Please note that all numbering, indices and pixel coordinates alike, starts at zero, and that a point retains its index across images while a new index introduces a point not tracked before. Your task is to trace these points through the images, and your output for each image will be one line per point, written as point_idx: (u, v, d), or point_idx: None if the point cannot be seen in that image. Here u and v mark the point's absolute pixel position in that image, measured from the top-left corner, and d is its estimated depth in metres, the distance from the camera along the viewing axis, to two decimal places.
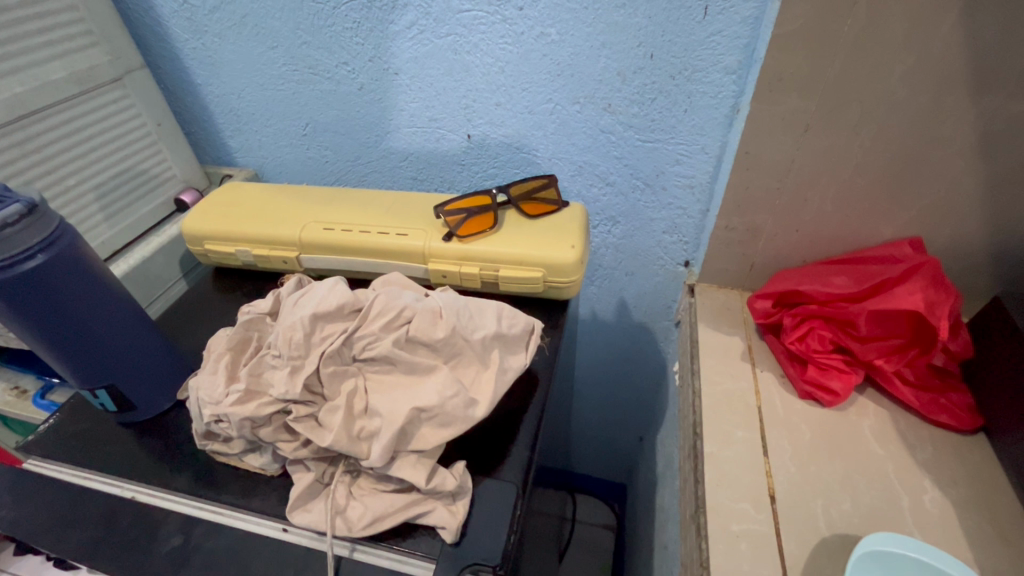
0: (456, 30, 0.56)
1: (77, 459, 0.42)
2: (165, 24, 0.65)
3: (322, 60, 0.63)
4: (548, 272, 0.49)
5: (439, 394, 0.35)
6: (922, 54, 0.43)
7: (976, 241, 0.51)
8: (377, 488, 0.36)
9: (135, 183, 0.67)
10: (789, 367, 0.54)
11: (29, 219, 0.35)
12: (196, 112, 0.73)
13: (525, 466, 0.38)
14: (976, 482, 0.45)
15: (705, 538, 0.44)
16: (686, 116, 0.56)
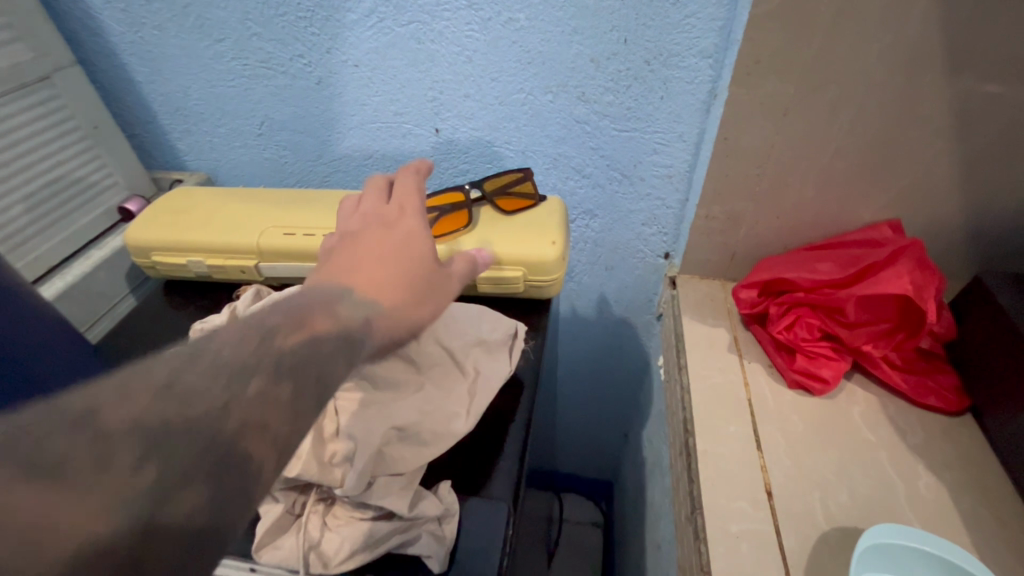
0: (418, 17, 0.53)
1: None
2: (98, 17, 0.60)
3: (274, 52, 0.58)
4: (528, 270, 0.47)
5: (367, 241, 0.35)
6: (900, 31, 0.42)
7: (954, 221, 0.51)
8: (353, 516, 0.32)
9: (73, 191, 0.62)
10: (777, 356, 0.53)
11: None
12: (138, 112, 0.67)
13: (515, 481, 0.36)
14: (968, 464, 0.45)
15: (705, 541, 0.42)
16: (663, 103, 0.54)
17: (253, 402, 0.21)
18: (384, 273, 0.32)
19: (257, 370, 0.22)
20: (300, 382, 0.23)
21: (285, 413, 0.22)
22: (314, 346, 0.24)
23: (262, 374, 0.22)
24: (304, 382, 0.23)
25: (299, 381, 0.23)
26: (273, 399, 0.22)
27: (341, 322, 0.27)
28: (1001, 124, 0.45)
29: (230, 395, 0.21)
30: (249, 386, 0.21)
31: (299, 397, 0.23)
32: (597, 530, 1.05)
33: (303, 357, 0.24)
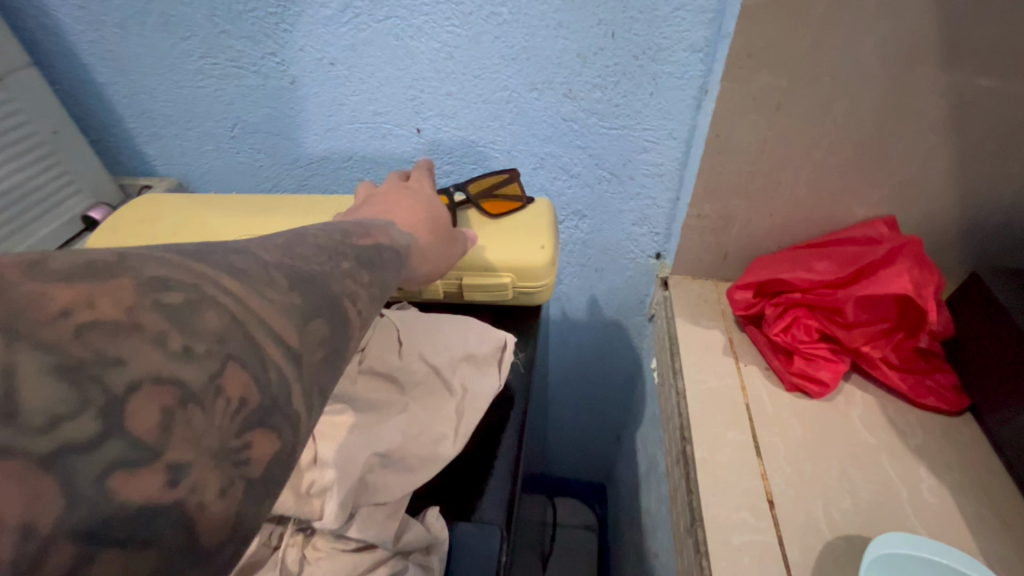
0: (396, 12, 0.50)
1: None
2: (54, 15, 0.56)
3: (245, 51, 0.56)
4: (517, 277, 0.44)
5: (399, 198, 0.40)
6: (894, 22, 0.41)
7: (948, 216, 0.51)
8: (334, 548, 0.30)
9: (35, 200, 0.59)
10: (773, 359, 0.51)
11: None
12: (102, 115, 0.64)
13: (508, 503, 0.34)
14: (970, 466, 0.44)
15: (706, 554, 0.40)
16: (652, 99, 0.52)
17: (354, 272, 0.25)
18: (416, 221, 0.37)
19: (350, 252, 0.26)
20: (380, 267, 0.27)
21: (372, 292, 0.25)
22: (383, 247, 0.29)
23: (354, 254, 0.26)
24: (382, 269, 0.27)
25: (377, 264, 0.27)
26: (366, 273, 0.25)
27: (397, 242, 0.31)
28: (995, 117, 0.44)
29: (336, 261, 0.24)
30: (346, 259, 0.25)
31: (380, 278, 0.27)
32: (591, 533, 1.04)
33: (377, 251, 0.28)
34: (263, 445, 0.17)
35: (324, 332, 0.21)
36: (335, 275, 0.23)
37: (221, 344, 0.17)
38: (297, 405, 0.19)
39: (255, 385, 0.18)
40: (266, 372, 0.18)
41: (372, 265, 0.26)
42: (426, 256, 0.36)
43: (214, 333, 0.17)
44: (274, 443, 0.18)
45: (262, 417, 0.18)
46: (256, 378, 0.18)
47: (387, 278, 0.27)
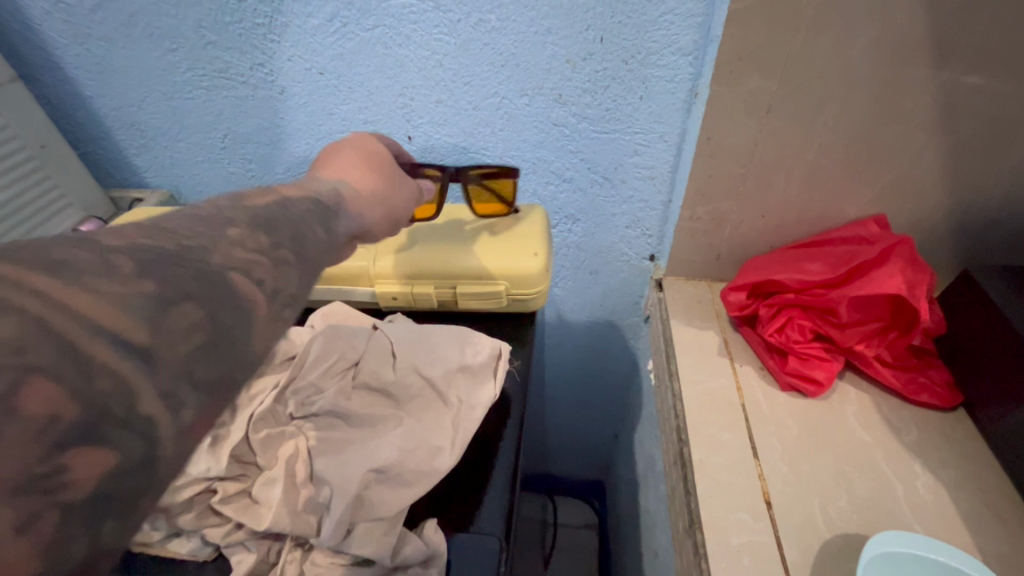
0: (384, 20, 0.50)
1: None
2: (39, 29, 0.56)
3: (233, 62, 0.55)
4: (511, 283, 0.44)
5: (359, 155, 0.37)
6: (882, 25, 0.41)
7: (938, 214, 0.51)
8: (334, 564, 0.29)
9: (24, 217, 0.59)
10: (769, 359, 0.52)
11: None
12: (91, 129, 0.63)
13: (507, 512, 0.34)
14: (964, 461, 0.44)
15: (705, 557, 0.40)
16: (642, 103, 0.52)
17: (261, 251, 0.22)
18: (373, 182, 0.35)
19: (254, 225, 0.23)
20: (303, 232, 0.25)
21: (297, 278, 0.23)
22: (293, 208, 0.26)
23: (261, 228, 0.23)
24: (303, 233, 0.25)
25: (297, 237, 0.24)
26: (278, 248, 0.23)
27: (343, 203, 0.30)
28: (984, 117, 0.44)
29: (234, 243, 0.21)
30: (247, 233, 0.22)
31: (302, 253, 0.24)
32: (591, 531, 1.04)
33: (298, 217, 0.26)
34: (96, 460, 0.15)
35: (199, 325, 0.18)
36: (234, 258, 0.21)
37: (21, 354, 0.14)
38: (147, 418, 0.16)
39: (73, 399, 0.15)
40: (100, 378, 0.15)
41: (290, 234, 0.24)
42: (392, 213, 0.35)
43: (6, 340, 0.14)
44: (115, 458, 0.15)
45: (92, 439, 0.15)
46: (74, 390, 0.15)
47: (316, 244, 0.26)
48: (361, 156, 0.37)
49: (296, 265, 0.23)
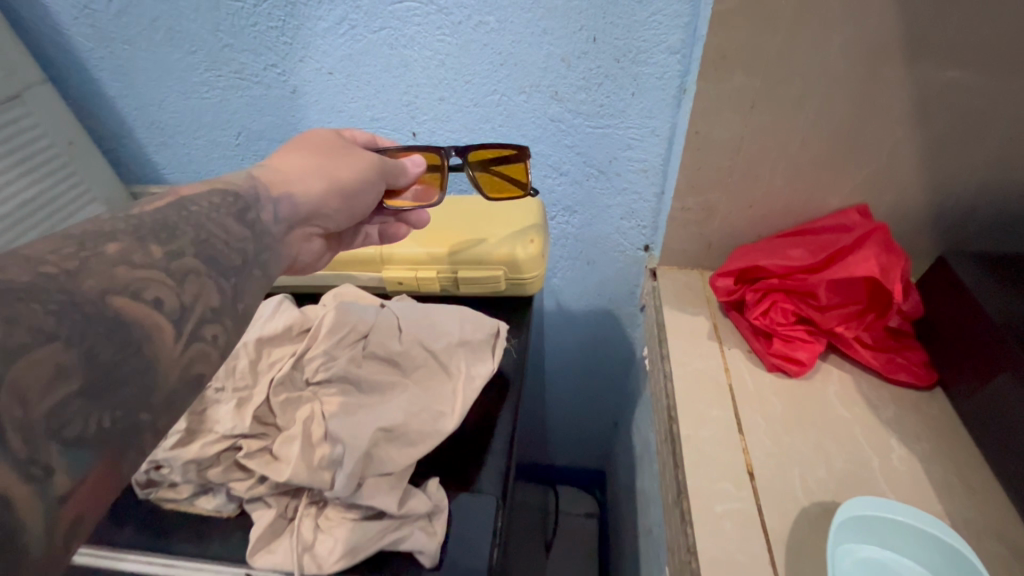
0: (390, 23, 0.53)
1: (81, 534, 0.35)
2: (66, 33, 0.59)
3: (247, 63, 0.59)
4: (508, 269, 0.48)
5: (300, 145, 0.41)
6: (857, 23, 0.44)
7: (918, 203, 0.53)
8: (345, 517, 0.33)
9: (47, 208, 0.64)
10: (754, 341, 0.54)
11: None
12: (113, 127, 0.67)
13: (504, 474, 0.37)
14: (938, 435, 0.47)
15: (689, 522, 0.43)
16: (634, 99, 0.55)
17: (156, 264, 0.25)
18: (310, 163, 0.38)
19: (142, 236, 0.25)
20: (207, 225, 0.28)
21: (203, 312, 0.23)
22: (191, 208, 0.29)
23: (152, 238, 0.26)
24: (205, 228, 0.28)
25: (201, 238, 0.27)
26: (179, 258, 0.26)
27: (254, 188, 0.33)
28: (958, 110, 0.47)
29: (116, 261, 0.24)
30: (133, 247, 0.25)
31: (219, 256, 0.28)
32: (592, 519, 1.07)
33: (193, 215, 0.28)
34: None
35: (82, 361, 0.20)
36: (119, 279, 0.23)
37: None
38: None
39: None
40: None
41: (193, 236, 0.27)
42: (337, 186, 0.39)
43: None
44: None
45: None
46: None
47: (225, 234, 0.29)
48: (302, 147, 0.40)
49: (209, 271, 0.27)
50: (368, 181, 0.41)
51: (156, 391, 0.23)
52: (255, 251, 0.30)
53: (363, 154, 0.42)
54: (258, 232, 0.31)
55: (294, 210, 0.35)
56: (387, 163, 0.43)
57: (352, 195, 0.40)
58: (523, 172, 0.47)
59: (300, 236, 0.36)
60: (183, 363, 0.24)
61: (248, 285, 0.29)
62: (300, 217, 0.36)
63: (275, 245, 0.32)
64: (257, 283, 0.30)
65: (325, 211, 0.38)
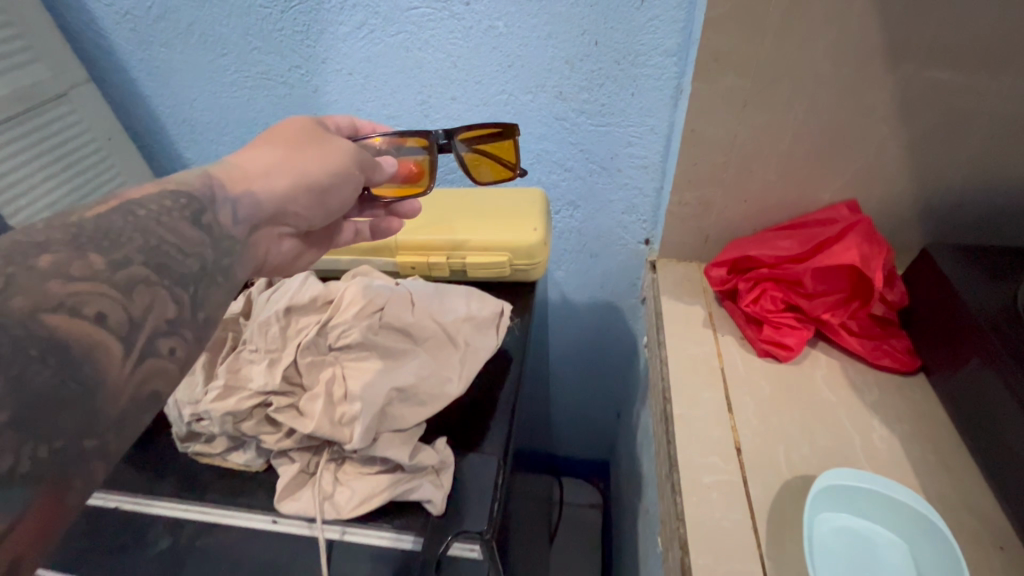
0: (406, 27, 0.57)
1: (123, 485, 0.40)
2: (109, 37, 0.64)
3: (274, 64, 0.63)
4: (513, 255, 0.51)
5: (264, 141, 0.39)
6: (842, 28, 0.46)
7: (905, 198, 0.56)
8: (362, 471, 0.37)
9: (89, 195, 0.69)
10: (746, 328, 0.57)
11: None
12: (148, 124, 0.72)
13: (506, 439, 0.41)
14: (918, 417, 0.49)
15: (679, 492, 0.46)
16: (634, 99, 0.58)
17: (96, 276, 0.23)
18: (274, 157, 0.37)
19: (80, 245, 0.23)
20: (159, 230, 0.26)
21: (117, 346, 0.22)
22: (139, 211, 0.27)
23: (93, 246, 0.23)
24: (157, 233, 0.26)
25: (150, 246, 0.25)
26: (126, 266, 0.24)
27: (212, 186, 0.31)
28: (941, 109, 0.49)
29: (49, 274, 0.21)
30: (71, 257, 0.23)
31: (172, 262, 0.26)
32: (595, 509, 1.10)
33: (143, 220, 0.26)
34: None
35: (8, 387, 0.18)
36: (53, 296, 0.21)
37: None
38: None
39: None
40: None
41: (142, 242, 0.25)
42: (306, 182, 0.38)
43: None
44: None
45: None
46: None
47: (180, 240, 0.27)
48: (267, 142, 0.39)
49: (161, 279, 0.25)
50: (341, 175, 0.40)
51: (104, 416, 0.21)
52: (215, 256, 0.28)
53: (335, 147, 0.41)
54: (218, 236, 0.30)
55: (259, 208, 0.34)
56: (361, 157, 0.42)
57: (323, 190, 0.39)
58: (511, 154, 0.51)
59: (269, 235, 0.35)
60: (135, 385, 0.22)
61: (209, 293, 0.27)
62: (266, 215, 0.35)
63: (237, 248, 0.31)
64: (222, 290, 0.28)
65: (294, 209, 0.37)
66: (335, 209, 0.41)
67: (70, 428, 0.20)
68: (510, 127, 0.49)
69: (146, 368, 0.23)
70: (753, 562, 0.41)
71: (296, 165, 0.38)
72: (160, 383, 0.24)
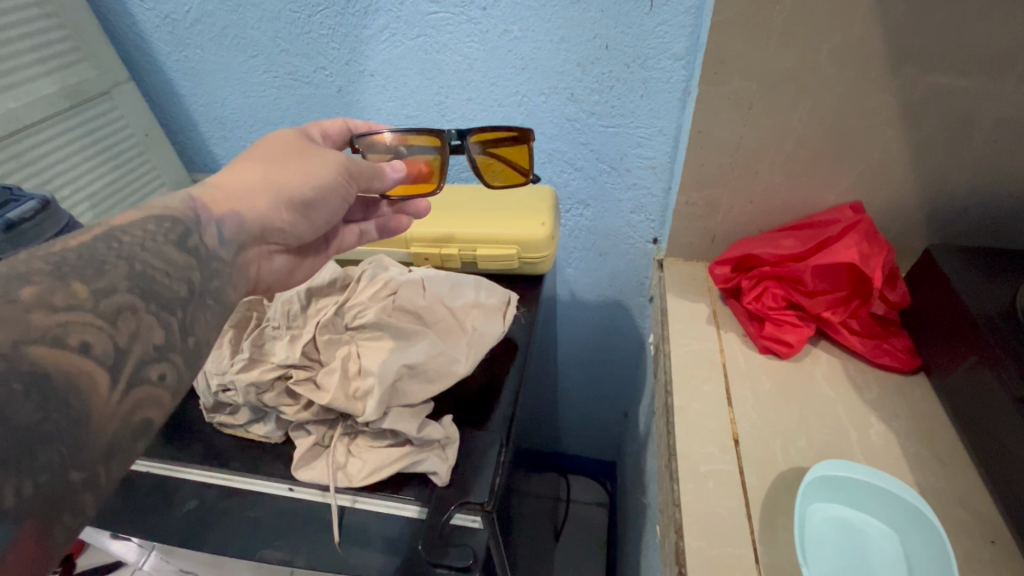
0: (426, 31, 0.60)
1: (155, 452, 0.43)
2: (149, 39, 0.68)
3: (301, 66, 0.67)
4: (521, 248, 0.53)
5: (252, 154, 0.41)
6: (843, 33, 0.48)
7: (911, 202, 0.57)
8: (373, 444, 0.40)
9: (126, 187, 0.74)
10: (749, 325, 0.59)
11: (41, 214, 0.49)
12: (181, 122, 0.76)
13: (508, 420, 0.43)
14: (916, 415, 0.50)
15: (677, 480, 0.48)
16: (643, 101, 0.60)
17: (80, 306, 0.25)
18: (256, 176, 0.39)
19: (64, 275, 0.25)
20: (144, 256, 0.29)
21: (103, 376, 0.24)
22: (123, 237, 0.29)
23: (76, 276, 0.26)
24: (141, 259, 0.29)
25: (137, 272, 0.28)
26: (111, 295, 0.26)
27: (195, 208, 0.34)
28: (945, 112, 0.50)
29: (33, 307, 0.23)
30: (54, 287, 0.25)
31: (158, 287, 0.29)
32: (601, 508, 1.11)
33: (128, 246, 0.29)
34: None
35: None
36: (37, 328, 0.23)
37: None
38: None
39: None
40: None
41: (126, 269, 0.28)
42: (285, 195, 0.40)
43: None
44: None
45: None
46: None
47: (167, 264, 0.30)
48: (252, 157, 0.41)
49: (146, 305, 0.27)
50: (325, 189, 0.42)
51: (88, 449, 0.23)
52: (202, 280, 0.32)
53: (322, 161, 0.42)
54: (205, 258, 0.33)
55: (243, 228, 0.37)
56: (350, 169, 0.43)
57: (308, 206, 0.42)
58: (524, 159, 0.53)
59: (257, 254, 0.39)
60: (123, 414, 0.25)
61: (197, 315, 0.30)
62: (252, 234, 0.38)
63: (225, 270, 0.34)
64: (211, 311, 0.31)
65: (278, 226, 0.40)
66: (321, 222, 0.44)
67: (55, 461, 0.21)
68: (526, 132, 0.51)
69: (134, 396, 0.25)
70: (748, 548, 0.42)
71: (281, 183, 0.40)
72: (152, 410, 0.26)
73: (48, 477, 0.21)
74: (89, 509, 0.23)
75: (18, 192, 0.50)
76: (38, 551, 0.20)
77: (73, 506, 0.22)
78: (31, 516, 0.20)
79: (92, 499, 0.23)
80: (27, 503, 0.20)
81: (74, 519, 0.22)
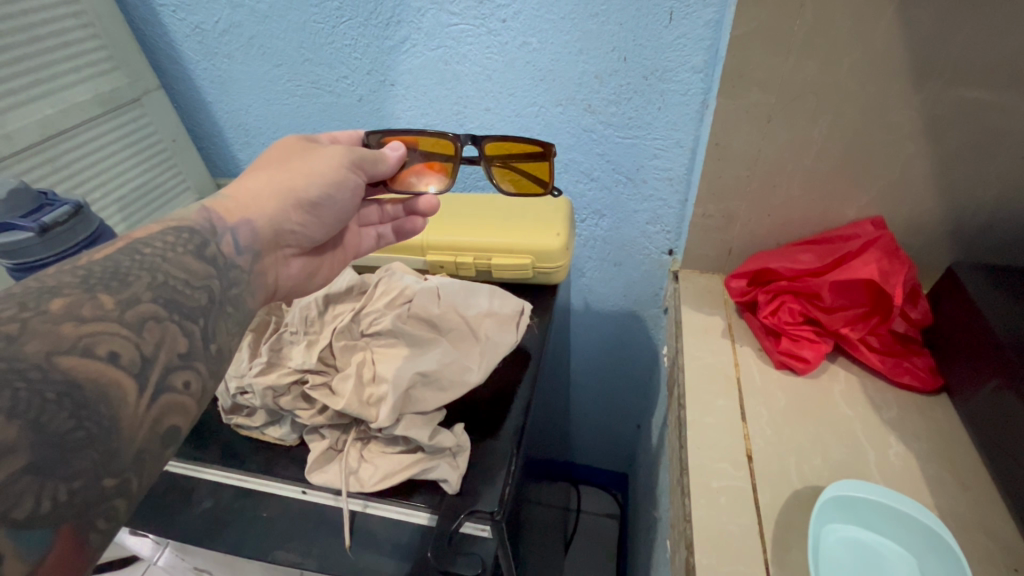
0: (446, 42, 0.61)
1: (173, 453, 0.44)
2: (179, 49, 0.71)
3: (324, 75, 0.68)
4: (536, 258, 0.54)
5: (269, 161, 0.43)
6: (864, 47, 0.47)
7: (933, 218, 0.55)
8: (385, 450, 0.41)
9: (153, 192, 0.76)
10: (765, 340, 0.58)
11: (74, 219, 0.51)
12: (208, 129, 0.78)
13: (519, 431, 0.43)
14: (935, 436, 0.49)
15: (688, 495, 0.47)
16: (661, 113, 0.60)
17: (107, 316, 0.26)
18: (264, 181, 0.40)
19: (91, 288, 0.27)
20: (165, 266, 0.30)
21: (132, 386, 0.25)
22: (145, 249, 0.30)
23: (102, 288, 0.27)
24: (162, 269, 0.30)
25: (158, 282, 0.29)
26: (135, 305, 0.27)
27: (210, 219, 0.35)
28: (968, 126, 0.49)
29: (61, 318, 0.25)
30: (81, 299, 0.26)
31: (180, 297, 0.29)
32: (612, 521, 1.10)
33: (150, 257, 0.30)
34: None
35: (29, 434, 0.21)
36: (68, 338, 0.24)
37: None
38: None
39: None
40: None
41: (149, 280, 0.29)
42: (291, 194, 0.41)
43: None
44: None
45: None
46: None
47: (187, 274, 0.31)
48: (260, 167, 0.42)
49: (169, 313, 0.28)
50: (331, 185, 0.43)
51: (118, 455, 0.24)
52: (221, 288, 0.32)
53: (320, 155, 0.43)
54: (222, 267, 0.34)
55: (256, 236, 0.37)
56: (351, 159, 0.44)
57: (314, 204, 0.43)
58: (544, 173, 0.52)
59: (273, 260, 0.39)
60: (151, 421, 0.26)
61: (217, 325, 0.31)
62: (265, 244, 0.38)
63: (241, 277, 0.35)
64: (230, 319, 0.32)
65: (289, 228, 0.41)
66: (331, 220, 0.45)
67: (87, 468, 0.23)
68: (548, 153, 0.50)
69: (160, 404, 0.26)
70: (759, 565, 0.41)
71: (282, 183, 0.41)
72: (177, 417, 0.27)
73: (82, 484, 0.22)
74: (122, 514, 0.24)
75: (52, 197, 0.52)
76: (72, 555, 0.22)
77: (106, 512, 0.23)
78: (65, 521, 0.22)
79: (124, 504, 0.24)
80: (61, 510, 0.21)
81: (109, 524, 0.23)
